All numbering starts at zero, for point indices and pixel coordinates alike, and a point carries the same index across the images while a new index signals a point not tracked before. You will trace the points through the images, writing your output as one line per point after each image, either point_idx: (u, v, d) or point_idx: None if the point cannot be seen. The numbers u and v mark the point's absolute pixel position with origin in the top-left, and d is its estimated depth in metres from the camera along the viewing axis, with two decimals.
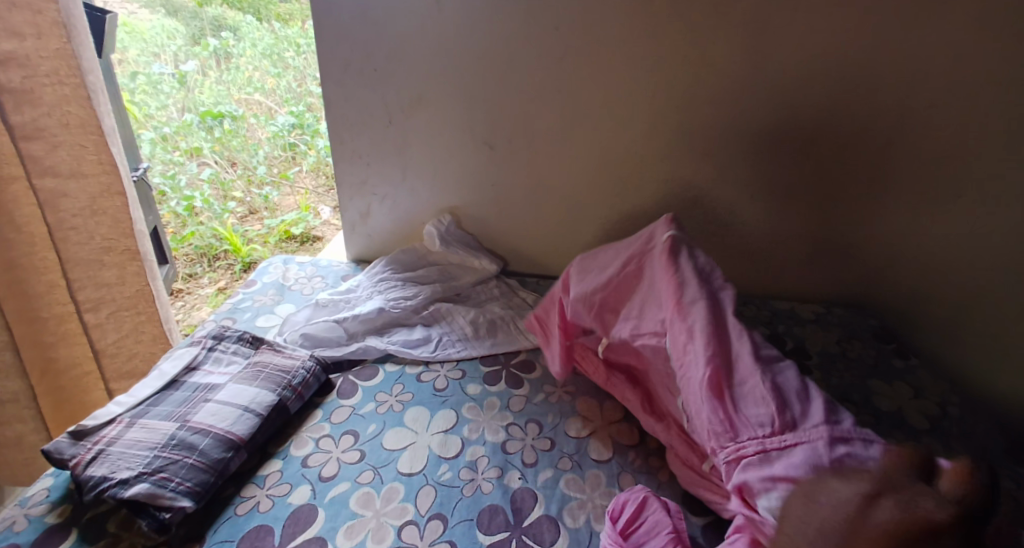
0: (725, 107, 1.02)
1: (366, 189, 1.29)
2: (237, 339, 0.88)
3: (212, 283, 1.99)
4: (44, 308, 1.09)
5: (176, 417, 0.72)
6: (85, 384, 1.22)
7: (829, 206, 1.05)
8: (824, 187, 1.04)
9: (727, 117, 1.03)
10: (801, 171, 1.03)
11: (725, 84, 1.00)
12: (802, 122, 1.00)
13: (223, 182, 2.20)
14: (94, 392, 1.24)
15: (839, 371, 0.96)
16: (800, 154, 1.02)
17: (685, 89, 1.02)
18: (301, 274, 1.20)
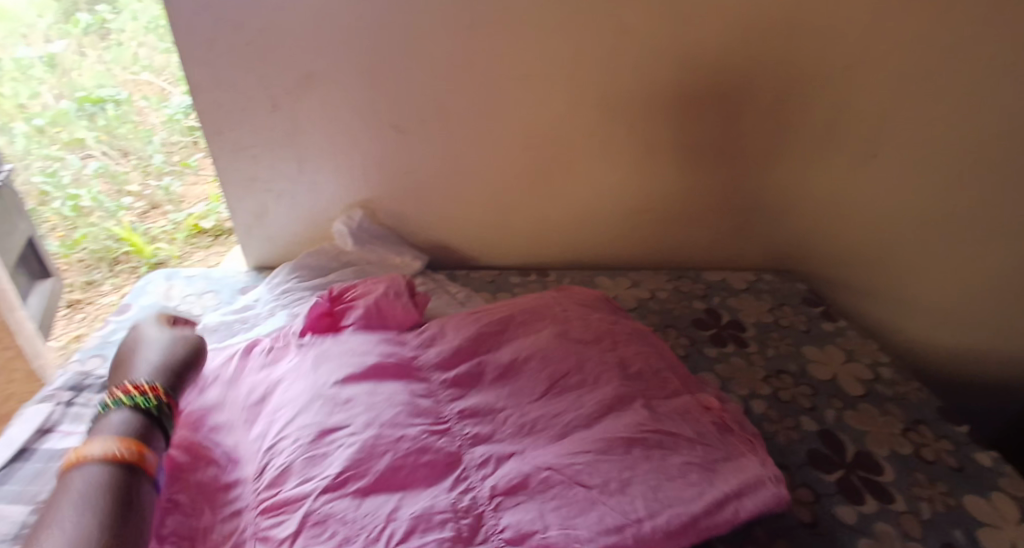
0: (643, 73, 0.98)
1: (257, 186, 1.11)
2: (102, 386, 0.74)
3: (115, 288, 1.78)
4: None
5: (25, 497, 0.58)
6: None
7: (746, 173, 1.06)
8: (742, 157, 1.05)
9: (643, 82, 0.99)
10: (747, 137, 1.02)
11: (646, 50, 0.96)
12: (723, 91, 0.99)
13: (115, 175, 1.97)
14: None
15: (774, 342, 0.97)
16: (729, 116, 1.00)
17: (599, 63, 0.97)
18: (189, 290, 1.05)
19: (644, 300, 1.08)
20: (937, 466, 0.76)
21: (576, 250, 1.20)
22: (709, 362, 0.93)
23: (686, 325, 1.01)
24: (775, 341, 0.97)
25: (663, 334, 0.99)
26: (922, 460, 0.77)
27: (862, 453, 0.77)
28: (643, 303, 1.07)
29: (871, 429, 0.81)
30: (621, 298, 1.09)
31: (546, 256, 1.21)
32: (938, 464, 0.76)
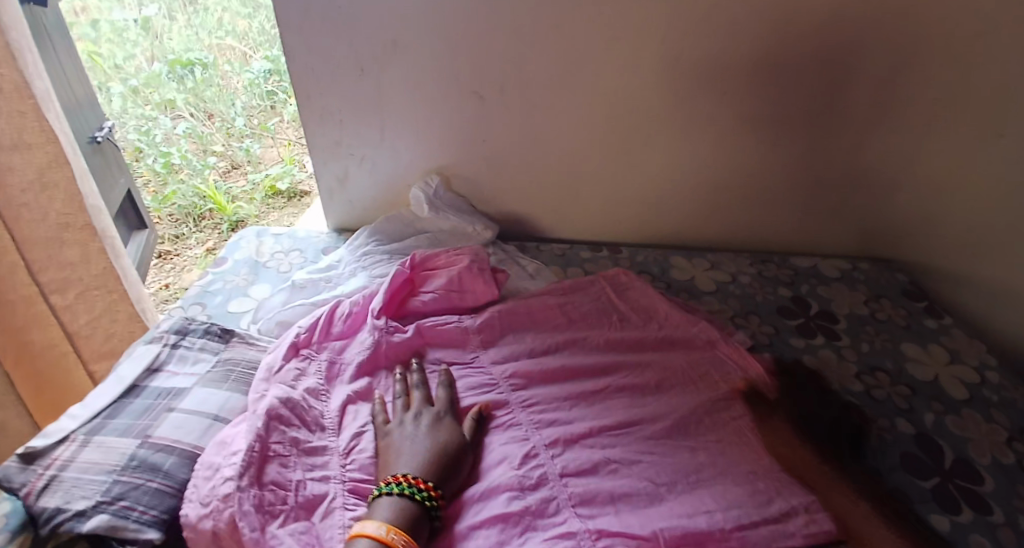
0: (739, 40, 0.94)
1: (341, 150, 1.15)
2: (204, 333, 0.80)
3: (200, 244, 1.90)
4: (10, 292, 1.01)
5: (136, 431, 0.64)
6: (65, 366, 1.16)
7: (843, 144, 1.03)
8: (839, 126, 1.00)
9: (738, 49, 0.95)
10: (852, 114, 0.99)
11: (742, 14, 0.91)
12: (823, 59, 0.94)
13: (202, 136, 2.13)
14: (74, 371, 1.18)
15: (868, 335, 0.92)
16: (829, 82, 0.96)
17: (692, 28, 0.93)
18: (277, 248, 1.10)
19: (725, 284, 1.05)
20: None
21: (652, 224, 1.18)
22: (795, 353, 0.89)
23: (771, 313, 0.98)
24: (869, 334, 0.93)
25: (744, 320, 0.96)
26: None
27: (962, 461, 0.72)
28: (725, 286, 1.04)
29: (973, 436, 0.76)
30: (699, 280, 1.06)
31: (619, 231, 1.20)
32: None
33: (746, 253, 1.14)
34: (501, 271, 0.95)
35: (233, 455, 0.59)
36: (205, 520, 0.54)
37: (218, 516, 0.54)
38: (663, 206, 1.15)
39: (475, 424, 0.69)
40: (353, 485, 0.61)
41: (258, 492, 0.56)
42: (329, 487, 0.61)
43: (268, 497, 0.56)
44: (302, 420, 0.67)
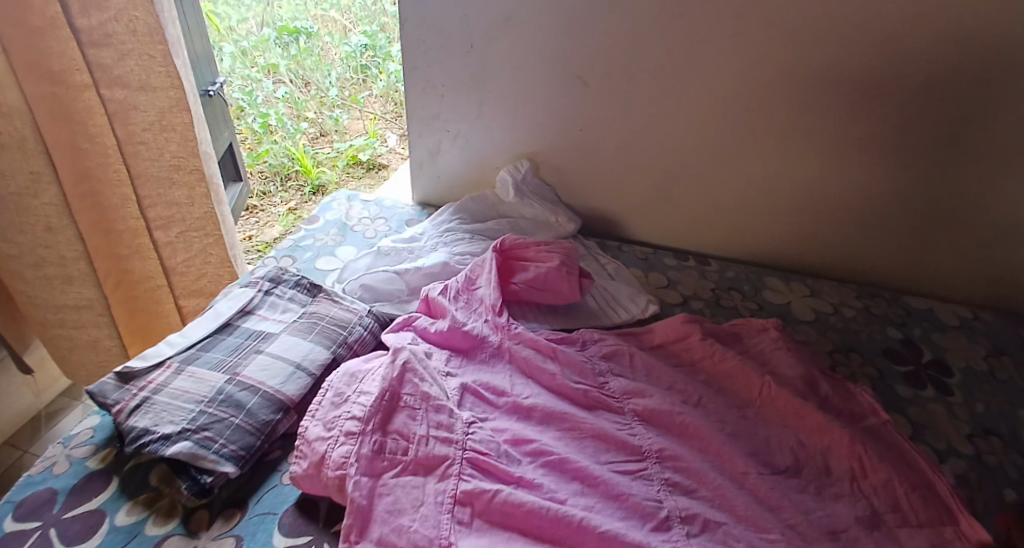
0: (878, 49, 0.87)
1: (437, 125, 1.15)
2: (294, 284, 0.82)
3: (284, 202, 1.98)
4: (120, 221, 1.10)
5: (225, 368, 0.66)
6: (158, 297, 1.24)
7: (977, 177, 0.94)
8: (977, 156, 0.92)
9: (875, 57, 0.88)
10: (989, 143, 0.91)
11: (886, 19, 0.84)
12: (970, 78, 0.86)
13: (298, 102, 2.21)
14: (166, 304, 1.26)
15: (985, 394, 0.84)
16: (972, 103, 0.88)
17: (827, 29, 0.87)
18: (364, 213, 1.12)
19: (824, 315, 0.97)
20: None
21: (744, 240, 1.12)
22: (899, 402, 0.82)
23: (875, 354, 0.90)
24: (985, 391, 0.85)
25: (843, 357, 0.89)
26: None
27: None
28: (823, 317, 0.97)
29: None
30: (794, 305, 0.99)
31: (707, 243, 1.14)
32: None
33: (848, 285, 1.06)
34: (586, 276, 0.94)
35: (365, 395, 0.63)
36: (322, 442, 0.59)
37: (334, 446, 0.59)
38: (763, 222, 1.08)
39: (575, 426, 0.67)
40: (471, 454, 0.59)
41: (379, 438, 0.59)
42: (449, 450, 0.59)
43: (389, 444, 0.58)
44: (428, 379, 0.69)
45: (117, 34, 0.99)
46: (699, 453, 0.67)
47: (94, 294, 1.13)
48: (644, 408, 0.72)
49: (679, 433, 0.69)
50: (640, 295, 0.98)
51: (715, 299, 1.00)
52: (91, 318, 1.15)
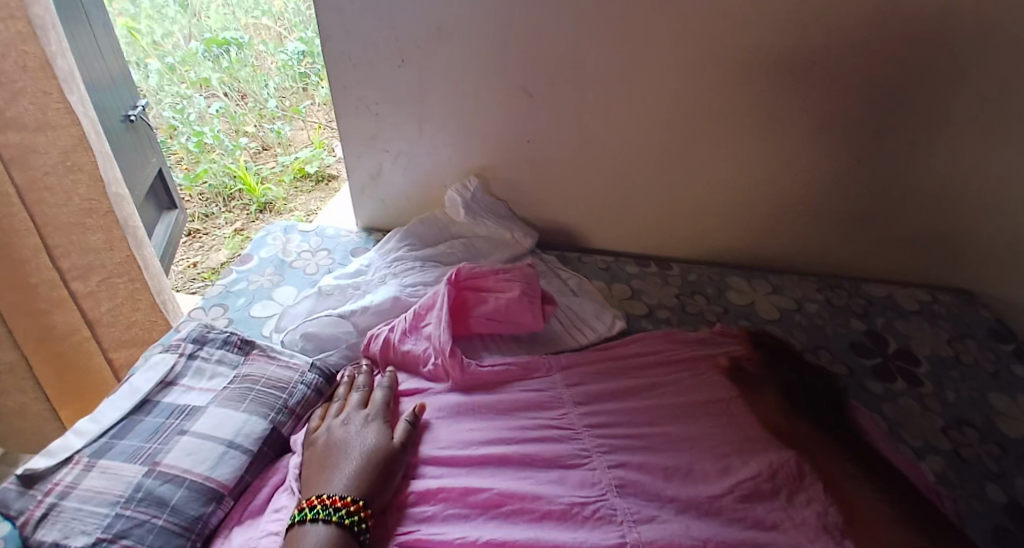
0: (825, 41, 0.85)
1: (376, 145, 1.07)
2: (222, 343, 0.74)
3: (228, 224, 1.86)
4: (34, 274, 0.99)
5: (144, 456, 0.58)
6: (85, 350, 1.13)
7: (929, 161, 0.93)
8: (928, 141, 0.91)
9: (823, 49, 0.85)
10: (938, 128, 0.90)
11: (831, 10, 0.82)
12: (916, 65, 0.85)
13: (235, 116, 2.08)
14: (95, 357, 1.15)
15: (954, 383, 0.83)
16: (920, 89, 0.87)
17: (772, 23, 0.84)
18: (304, 246, 1.04)
19: (790, 312, 0.95)
20: None
21: (705, 240, 1.09)
22: (872, 400, 0.80)
23: (844, 349, 0.88)
24: (954, 378, 0.84)
25: (813, 356, 0.87)
26: None
27: None
28: (789, 315, 0.95)
29: None
30: (760, 305, 0.97)
31: (668, 246, 1.11)
32: None
33: (811, 277, 1.04)
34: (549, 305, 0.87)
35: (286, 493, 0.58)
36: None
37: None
38: (721, 222, 1.06)
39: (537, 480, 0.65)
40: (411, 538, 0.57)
41: None
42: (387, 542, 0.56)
43: None
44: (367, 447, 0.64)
45: (3, 72, 0.87)
46: (673, 492, 0.64)
47: (15, 356, 1.05)
48: (607, 450, 0.69)
49: (647, 471, 0.67)
50: (605, 311, 0.93)
51: (681, 307, 0.97)
52: (15, 381, 1.08)
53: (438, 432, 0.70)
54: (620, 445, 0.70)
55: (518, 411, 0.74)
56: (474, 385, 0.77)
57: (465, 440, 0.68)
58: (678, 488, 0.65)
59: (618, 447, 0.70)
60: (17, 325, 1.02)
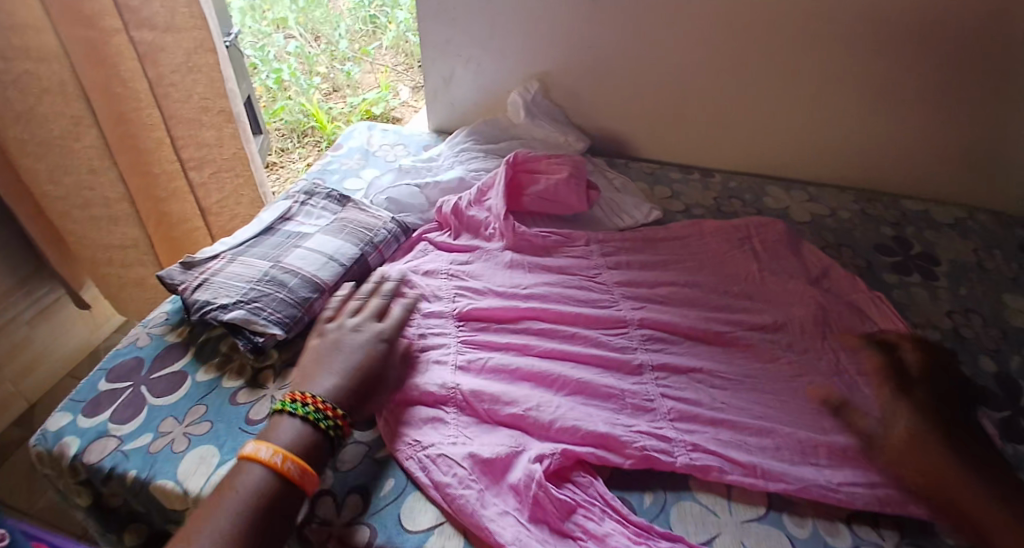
0: None
1: (449, 51, 1.20)
2: (326, 196, 0.90)
3: (303, 159, 2.03)
4: (156, 165, 1.16)
5: (270, 257, 0.76)
6: (195, 239, 1.31)
7: (981, 84, 0.95)
8: (983, 61, 0.93)
9: None
10: (995, 48, 0.91)
11: None
12: None
13: (309, 57, 2.25)
14: (204, 243, 1.33)
15: (970, 281, 0.90)
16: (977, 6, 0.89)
17: None
18: (384, 141, 1.19)
19: (821, 218, 1.03)
20: None
21: (749, 157, 1.16)
22: (884, 287, 0.89)
23: (865, 249, 0.96)
24: (971, 281, 0.90)
25: (835, 252, 0.95)
26: None
27: None
28: (819, 219, 1.02)
29: None
30: (794, 210, 1.04)
31: (712, 163, 1.19)
32: None
33: (848, 191, 1.10)
34: (593, 189, 1.00)
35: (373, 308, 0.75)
36: None
37: None
38: (767, 137, 1.12)
39: (577, 313, 0.78)
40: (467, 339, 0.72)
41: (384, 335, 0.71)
42: (446, 339, 0.72)
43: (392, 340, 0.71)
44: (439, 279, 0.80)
45: None
46: (688, 333, 0.77)
47: (138, 234, 1.21)
48: (633, 301, 0.82)
49: (676, 326, 0.78)
50: (644, 204, 1.04)
51: (716, 207, 1.06)
52: (135, 256, 1.23)
53: (496, 275, 0.83)
54: (645, 296, 0.83)
55: (559, 270, 0.87)
56: (525, 247, 0.89)
57: (516, 282, 0.82)
58: (696, 330, 0.77)
59: (642, 296, 0.83)
60: (141, 206, 1.18)
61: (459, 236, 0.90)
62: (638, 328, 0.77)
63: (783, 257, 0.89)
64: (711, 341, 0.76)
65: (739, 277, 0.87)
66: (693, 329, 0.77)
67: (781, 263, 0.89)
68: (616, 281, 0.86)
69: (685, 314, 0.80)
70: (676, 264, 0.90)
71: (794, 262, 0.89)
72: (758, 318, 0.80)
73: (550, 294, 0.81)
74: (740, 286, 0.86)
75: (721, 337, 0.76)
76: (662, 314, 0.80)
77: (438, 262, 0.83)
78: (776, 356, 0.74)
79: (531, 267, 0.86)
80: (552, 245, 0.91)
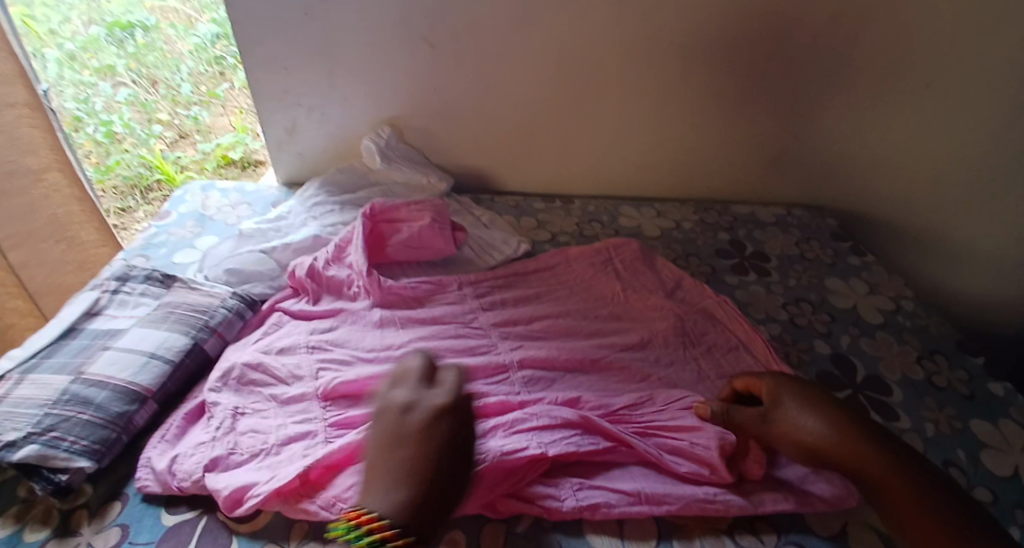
0: None
1: (288, 100, 1.13)
2: (145, 279, 0.80)
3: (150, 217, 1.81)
4: None
5: (71, 368, 0.65)
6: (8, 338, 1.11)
7: (784, 102, 1.07)
8: (783, 81, 1.04)
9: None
10: (792, 69, 1.03)
11: None
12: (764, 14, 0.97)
13: (146, 104, 1.99)
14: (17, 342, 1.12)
15: (796, 273, 1.00)
16: (771, 35, 0.99)
17: None
18: (224, 202, 1.09)
19: (669, 230, 1.09)
20: (948, 392, 0.80)
21: (603, 179, 1.21)
22: (727, 288, 0.96)
23: (709, 255, 1.04)
24: (801, 271, 1.01)
25: (685, 262, 1.01)
26: (934, 387, 0.81)
27: (873, 376, 0.82)
28: (668, 232, 1.09)
29: (884, 354, 0.85)
30: (645, 227, 1.10)
31: (572, 188, 1.23)
32: (950, 391, 0.81)
33: (688, 203, 1.19)
34: (459, 230, 0.98)
35: (216, 407, 0.66)
36: (170, 461, 0.61)
37: (187, 459, 0.61)
38: (613, 161, 1.18)
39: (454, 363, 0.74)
40: (334, 419, 0.65)
41: (233, 440, 0.63)
42: (311, 426, 0.65)
43: (244, 442, 0.62)
44: (297, 355, 0.73)
45: None
46: (565, 367, 0.77)
47: None
48: (508, 340, 0.81)
49: (554, 360, 0.77)
50: (512, 237, 1.04)
51: (579, 232, 1.09)
52: None
53: (364, 338, 0.78)
54: (522, 332, 0.82)
55: (433, 320, 0.83)
56: (395, 301, 0.84)
57: (387, 342, 0.77)
58: (574, 363, 0.77)
59: (517, 334, 0.82)
60: None
61: (320, 301, 0.83)
62: (518, 369, 0.76)
63: (645, 274, 0.93)
64: (589, 371, 0.77)
65: (606, 300, 0.89)
66: (569, 359, 0.77)
67: (643, 280, 0.92)
68: (491, 321, 0.84)
69: (559, 347, 0.80)
70: (548, 296, 0.90)
71: (655, 278, 0.93)
72: (629, 339, 0.82)
73: (427, 352, 0.76)
74: (610, 309, 0.88)
75: (598, 364, 0.77)
76: (535, 350, 0.79)
77: (299, 337, 0.76)
78: (649, 375, 0.76)
79: (403, 324, 0.81)
80: (425, 295, 0.87)
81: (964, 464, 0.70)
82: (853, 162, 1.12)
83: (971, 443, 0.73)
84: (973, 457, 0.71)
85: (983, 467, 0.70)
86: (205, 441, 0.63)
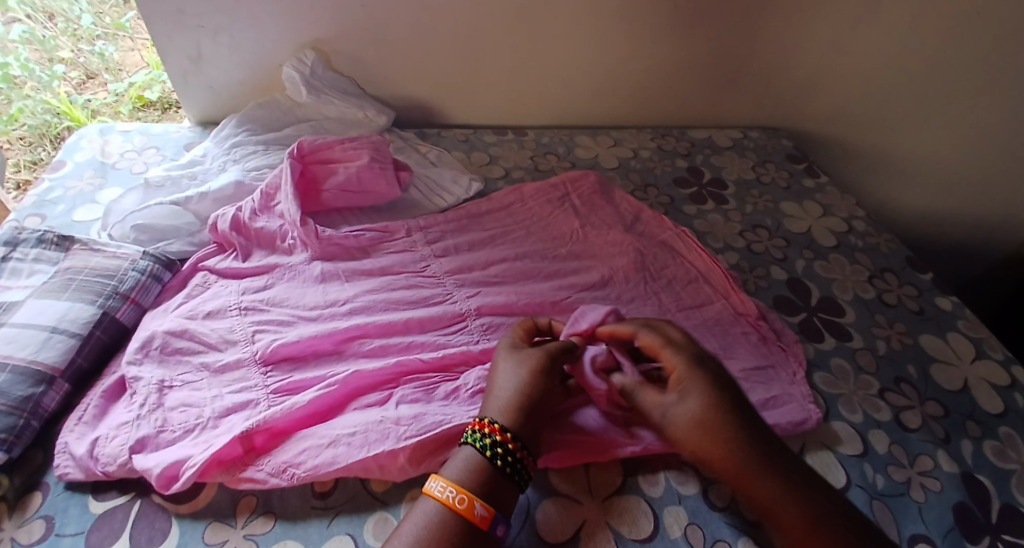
0: None
1: (187, 23, 0.98)
2: (37, 242, 0.70)
3: None
4: None
5: None
6: None
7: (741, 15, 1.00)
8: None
9: None
10: None
11: None
12: None
13: (43, 39, 1.47)
14: None
15: (753, 198, 0.98)
16: None
17: None
18: (126, 146, 0.97)
19: (627, 160, 1.05)
20: (898, 309, 0.81)
21: (556, 105, 1.13)
22: (687, 218, 0.93)
23: (668, 184, 1.00)
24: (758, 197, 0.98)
25: (644, 194, 0.97)
26: (885, 304, 0.82)
27: (828, 298, 0.82)
28: (626, 162, 1.04)
29: (837, 276, 0.85)
30: (602, 158, 1.05)
31: (524, 118, 1.15)
32: (900, 308, 0.82)
33: (645, 130, 1.13)
34: (403, 170, 0.90)
35: (140, 383, 0.59)
36: (91, 445, 0.55)
37: (110, 441, 0.56)
38: (564, 86, 1.10)
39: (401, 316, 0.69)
40: (277, 386, 0.60)
41: (161, 416, 0.57)
42: (252, 395, 0.59)
43: (174, 418, 0.57)
44: (229, 318, 0.66)
45: None
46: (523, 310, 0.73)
47: None
48: (462, 286, 0.76)
49: (511, 306, 0.73)
50: (463, 176, 0.97)
51: (534, 166, 1.03)
52: None
53: (304, 294, 0.71)
54: (473, 277, 0.78)
55: (381, 270, 0.77)
56: (337, 253, 0.77)
57: (333, 298, 0.71)
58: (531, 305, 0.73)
59: (471, 278, 0.77)
60: None
61: (251, 257, 0.76)
62: (474, 316, 0.71)
63: (600, 207, 0.89)
64: (547, 312, 0.73)
65: (562, 237, 0.85)
66: (524, 301, 0.73)
67: (600, 213, 0.88)
68: (441, 266, 0.79)
69: (515, 289, 0.76)
70: (502, 237, 0.85)
71: (612, 210, 0.89)
72: (586, 276, 0.78)
73: (377, 307, 0.71)
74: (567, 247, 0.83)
75: (556, 306, 0.74)
76: (490, 294, 0.75)
77: (230, 298, 0.69)
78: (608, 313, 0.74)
79: (350, 277, 0.74)
80: (371, 244, 0.80)
81: (914, 379, 0.72)
82: (808, 79, 1.09)
83: (922, 358, 0.75)
84: (921, 371, 0.73)
85: (933, 381, 0.72)
86: (128, 420, 0.57)
